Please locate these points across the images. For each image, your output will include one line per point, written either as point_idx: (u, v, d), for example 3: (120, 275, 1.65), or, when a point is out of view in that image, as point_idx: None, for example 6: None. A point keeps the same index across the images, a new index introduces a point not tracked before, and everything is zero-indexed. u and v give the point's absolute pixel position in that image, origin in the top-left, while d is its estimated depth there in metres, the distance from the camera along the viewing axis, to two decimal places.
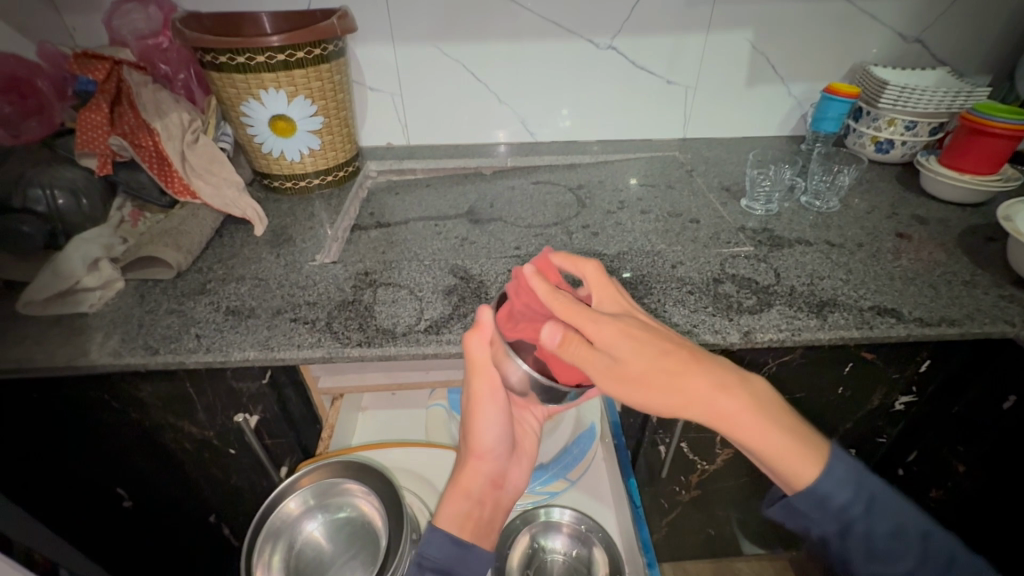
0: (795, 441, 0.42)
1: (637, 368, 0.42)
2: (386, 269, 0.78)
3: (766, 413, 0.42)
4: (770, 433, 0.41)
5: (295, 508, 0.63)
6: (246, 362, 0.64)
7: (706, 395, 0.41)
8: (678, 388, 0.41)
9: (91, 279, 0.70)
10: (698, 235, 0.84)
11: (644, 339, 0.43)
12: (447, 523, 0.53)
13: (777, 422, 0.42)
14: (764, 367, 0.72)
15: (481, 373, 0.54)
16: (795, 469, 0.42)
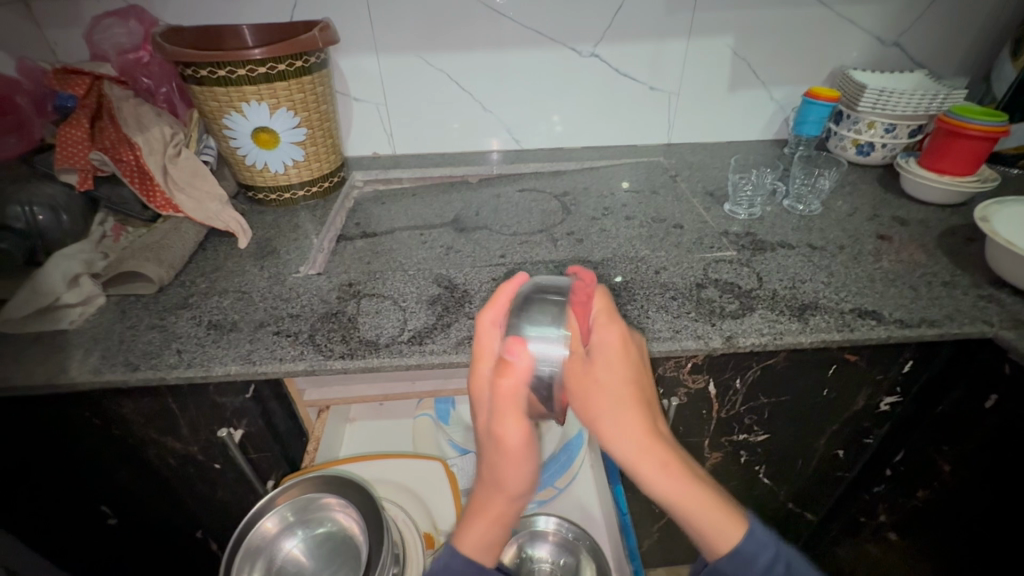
0: (710, 505, 0.46)
1: (604, 386, 0.49)
2: (370, 280, 0.78)
3: (684, 461, 0.48)
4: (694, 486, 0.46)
5: (272, 527, 0.62)
6: (228, 377, 0.63)
7: (625, 427, 0.47)
8: (608, 411, 0.48)
9: (71, 295, 0.70)
10: (682, 240, 0.84)
11: (625, 364, 0.50)
12: (468, 544, 0.50)
13: (698, 479, 0.48)
14: (749, 370, 0.72)
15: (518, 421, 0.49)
16: (713, 538, 0.46)
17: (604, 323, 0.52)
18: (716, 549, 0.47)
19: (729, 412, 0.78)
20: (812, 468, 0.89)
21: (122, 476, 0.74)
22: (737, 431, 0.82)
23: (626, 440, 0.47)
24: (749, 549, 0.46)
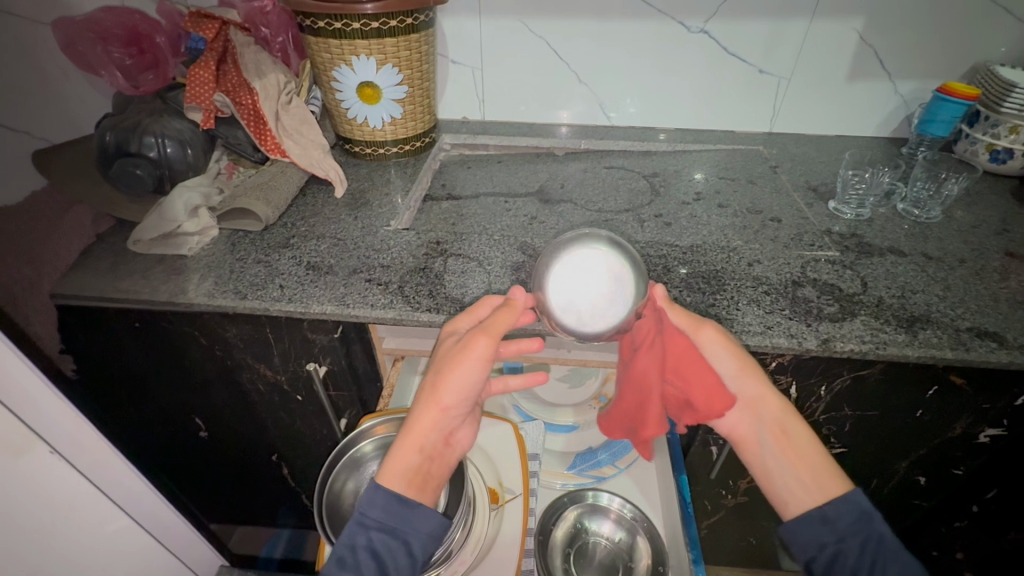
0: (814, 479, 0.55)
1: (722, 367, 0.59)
2: (456, 241, 0.80)
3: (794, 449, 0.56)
4: (796, 455, 0.56)
5: (368, 451, 0.67)
6: (323, 315, 0.67)
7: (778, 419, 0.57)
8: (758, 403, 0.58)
9: (191, 224, 0.76)
10: (779, 234, 0.80)
11: (734, 347, 0.59)
12: (391, 478, 0.51)
13: (798, 458, 0.56)
14: (838, 378, 0.69)
15: (491, 334, 0.53)
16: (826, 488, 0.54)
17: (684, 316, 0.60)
18: (823, 491, 0.54)
19: (808, 419, 0.75)
20: (886, 490, 0.84)
21: (220, 392, 0.82)
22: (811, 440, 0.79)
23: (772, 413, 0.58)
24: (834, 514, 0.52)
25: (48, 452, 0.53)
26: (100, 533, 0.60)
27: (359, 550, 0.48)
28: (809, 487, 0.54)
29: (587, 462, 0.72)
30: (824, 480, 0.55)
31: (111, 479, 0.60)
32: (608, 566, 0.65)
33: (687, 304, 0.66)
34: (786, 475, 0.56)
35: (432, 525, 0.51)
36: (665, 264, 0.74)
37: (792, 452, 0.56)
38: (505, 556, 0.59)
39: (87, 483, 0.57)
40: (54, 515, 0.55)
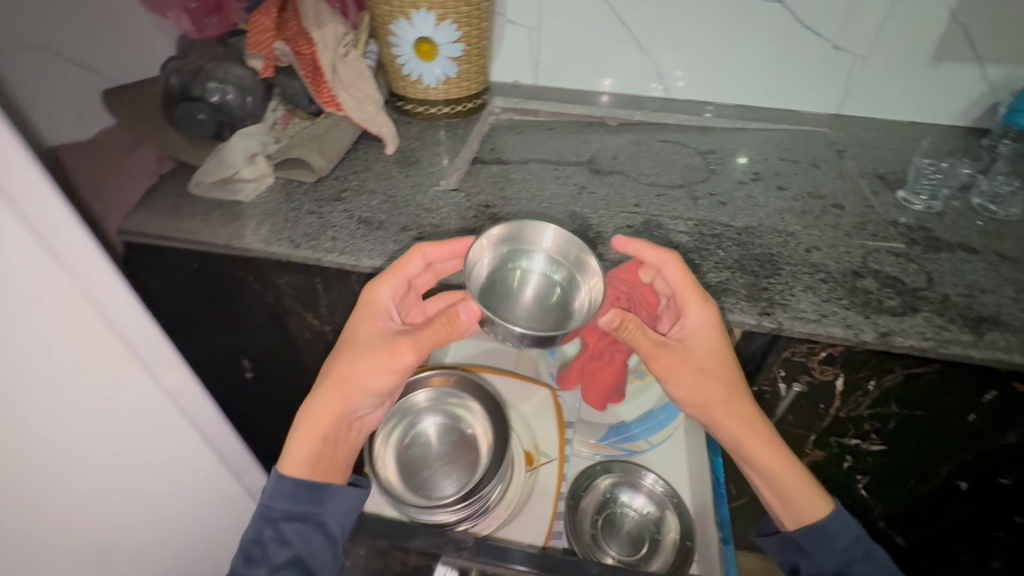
0: (794, 490, 0.59)
1: (684, 383, 0.60)
2: (505, 205, 0.79)
3: (774, 460, 0.59)
4: (777, 467, 0.59)
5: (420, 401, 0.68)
6: (374, 270, 0.68)
7: (742, 429, 0.60)
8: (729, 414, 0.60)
9: (248, 171, 0.78)
10: (841, 222, 0.76)
11: (717, 343, 0.60)
12: (292, 467, 0.57)
13: (774, 470, 0.59)
14: (890, 373, 0.67)
15: (413, 348, 0.57)
16: (803, 510, 0.58)
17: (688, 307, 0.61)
18: (800, 514, 0.58)
19: (850, 412, 0.74)
20: (922, 492, 0.82)
21: (268, 337, 0.85)
22: (850, 434, 0.77)
23: (737, 434, 0.60)
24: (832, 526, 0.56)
25: (133, 367, 0.52)
26: (177, 453, 0.60)
27: (268, 541, 0.52)
28: (785, 498, 0.59)
29: (620, 436, 0.72)
30: (811, 500, 0.58)
31: (190, 398, 0.59)
32: (634, 537, 0.66)
33: (739, 286, 0.64)
34: (766, 481, 0.60)
35: (347, 501, 0.55)
36: (717, 243, 0.72)
37: (774, 467, 0.59)
38: (537, 512, 0.61)
39: (166, 408, 0.57)
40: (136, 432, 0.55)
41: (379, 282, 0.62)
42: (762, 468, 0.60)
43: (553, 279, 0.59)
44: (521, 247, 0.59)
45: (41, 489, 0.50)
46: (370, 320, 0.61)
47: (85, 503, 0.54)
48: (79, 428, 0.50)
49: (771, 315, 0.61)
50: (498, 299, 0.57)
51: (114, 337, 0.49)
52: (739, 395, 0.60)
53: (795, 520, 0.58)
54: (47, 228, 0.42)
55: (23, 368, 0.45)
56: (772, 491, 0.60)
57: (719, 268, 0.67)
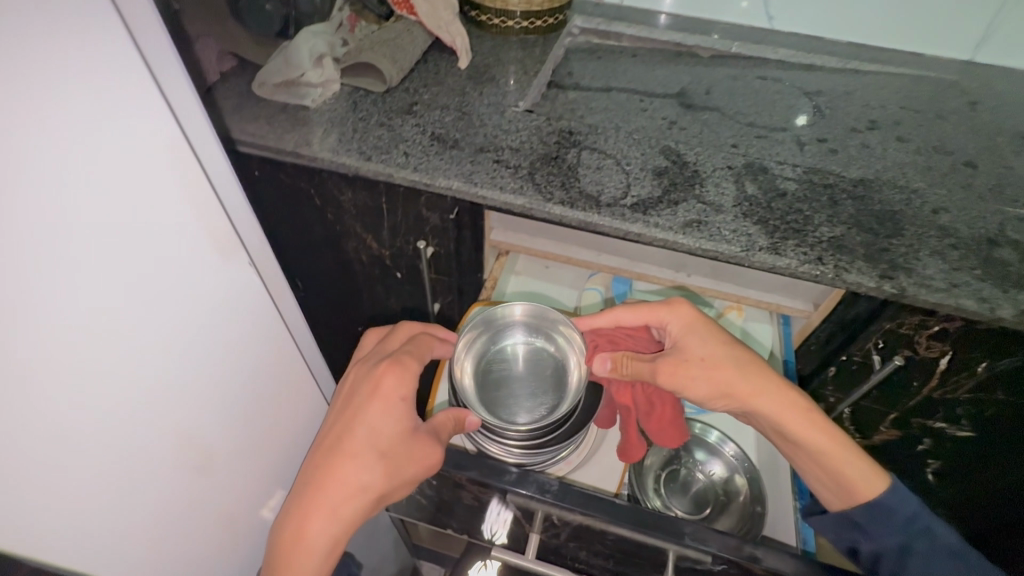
0: (846, 463, 0.48)
1: (688, 385, 0.52)
2: (590, 133, 0.71)
3: (811, 448, 0.49)
4: (821, 445, 0.49)
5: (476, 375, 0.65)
6: (448, 191, 0.63)
7: (779, 405, 0.50)
8: (754, 400, 0.51)
9: (315, 74, 0.72)
10: (974, 183, 0.67)
11: (711, 327, 0.54)
12: None
13: (819, 456, 0.49)
14: (1007, 358, 0.60)
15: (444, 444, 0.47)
16: (857, 489, 0.48)
17: (665, 309, 0.55)
18: (857, 496, 0.48)
19: (944, 394, 0.68)
20: None
21: (324, 257, 0.82)
22: (936, 417, 0.71)
23: (770, 419, 0.51)
24: (891, 502, 0.47)
25: (244, 263, 0.39)
26: (285, 383, 0.48)
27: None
28: (835, 479, 0.49)
29: None
30: (863, 470, 0.48)
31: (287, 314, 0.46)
32: (699, 500, 0.63)
33: (856, 245, 0.57)
34: (814, 473, 0.50)
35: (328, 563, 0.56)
36: (831, 194, 0.64)
37: (820, 455, 0.49)
38: (607, 466, 0.60)
39: (274, 331, 0.44)
40: (253, 365, 0.42)
41: (392, 361, 0.49)
42: (808, 459, 0.50)
43: (540, 348, 0.57)
44: (495, 331, 0.56)
45: (190, 448, 0.37)
46: (386, 407, 0.47)
47: (198, 471, 0.39)
48: (204, 332, 0.36)
49: (892, 279, 0.55)
50: (495, 382, 0.56)
51: (223, 220, 0.36)
52: (754, 376, 0.51)
53: (849, 497, 0.48)
54: (138, 31, 0.27)
55: (152, 269, 0.31)
56: (822, 473, 0.49)
57: (833, 222, 0.60)
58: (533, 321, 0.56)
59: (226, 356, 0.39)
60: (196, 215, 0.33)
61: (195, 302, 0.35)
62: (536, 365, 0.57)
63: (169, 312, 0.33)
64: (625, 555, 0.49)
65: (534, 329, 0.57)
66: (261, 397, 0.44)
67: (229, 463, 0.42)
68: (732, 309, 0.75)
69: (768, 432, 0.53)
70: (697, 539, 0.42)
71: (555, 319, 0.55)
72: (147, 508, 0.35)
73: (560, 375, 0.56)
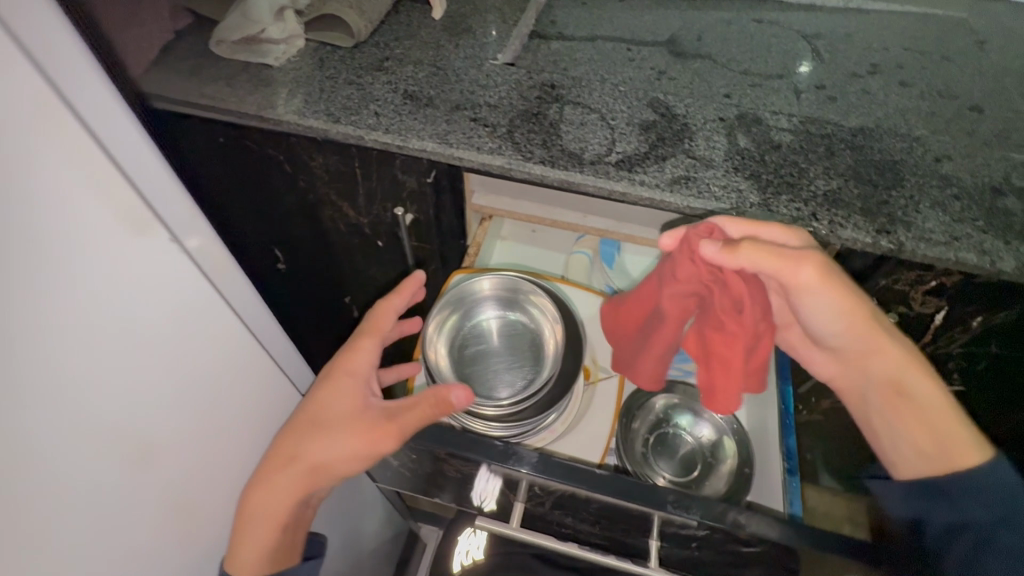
0: (949, 427, 0.49)
1: (829, 311, 0.48)
2: (573, 85, 0.67)
3: (925, 406, 0.49)
4: (932, 401, 0.49)
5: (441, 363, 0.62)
6: (423, 153, 0.59)
7: (894, 364, 0.49)
8: (874, 351, 0.50)
9: (276, 30, 0.66)
10: (979, 128, 0.63)
11: (832, 276, 0.50)
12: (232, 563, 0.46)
13: (926, 412, 0.49)
14: (1003, 311, 0.59)
15: (390, 429, 0.46)
16: (960, 456, 0.48)
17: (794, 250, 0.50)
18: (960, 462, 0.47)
19: (937, 348, 0.66)
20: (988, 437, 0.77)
21: (300, 227, 0.78)
22: (927, 372, 0.70)
23: (886, 366, 0.50)
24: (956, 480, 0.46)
25: (165, 239, 0.36)
26: (239, 362, 0.46)
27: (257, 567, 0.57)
28: (937, 441, 0.49)
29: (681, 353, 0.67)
30: (957, 437, 0.48)
31: (235, 293, 0.44)
32: (687, 461, 0.63)
33: (853, 199, 0.54)
34: (902, 430, 0.50)
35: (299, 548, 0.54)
36: (828, 145, 0.60)
37: (933, 414, 0.49)
38: (593, 433, 0.59)
39: (216, 310, 0.42)
40: (191, 345, 0.40)
41: (350, 345, 0.52)
42: (915, 411, 0.50)
43: (512, 320, 0.58)
44: (465, 308, 0.56)
45: (113, 433, 0.35)
46: (339, 385, 0.50)
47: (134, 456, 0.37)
48: (122, 314, 0.34)
49: (889, 234, 0.52)
50: (470, 360, 0.56)
51: (138, 198, 0.33)
52: (875, 339, 0.49)
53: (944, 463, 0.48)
54: None
55: (35, 244, 0.28)
56: (924, 432, 0.49)
57: (829, 174, 0.57)
58: (501, 292, 0.57)
59: (154, 338, 0.37)
60: (92, 184, 0.30)
61: (105, 279, 0.32)
62: (507, 334, 0.58)
63: (69, 291, 0.30)
64: (611, 521, 0.49)
65: (502, 301, 0.57)
66: (206, 380, 0.42)
67: (171, 446, 0.41)
68: None
69: (876, 386, 0.51)
70: (680, 507, 0.42)
71: (527, 291, 0.57)
72: (71, 491, 0.34)
73: (536, 342, 0.57)
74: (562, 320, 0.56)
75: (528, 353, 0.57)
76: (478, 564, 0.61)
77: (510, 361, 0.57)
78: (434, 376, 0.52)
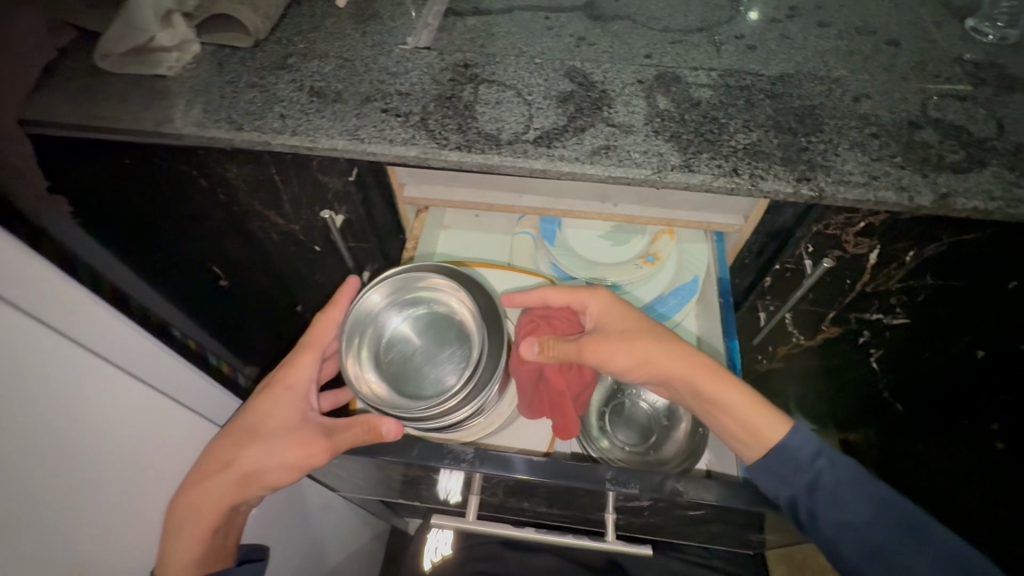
0: (755, 410, 0.50)
1: (611, 360, 0.52)
2: (487, 62, 0.64)
3: (725, 402, 0.51)
4: (729, 395, 0.51)
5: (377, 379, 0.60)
6: (335, 152, 0.57)
7: (687, 367, 0.52)
8: (665, 364, 0.52)
9: (167, 37, 0.62)
10: (896, 62, 0.63)
11: (623, 308, 0.56)
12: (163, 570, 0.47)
13: (728, 406, 0.51)
14: (930, 244, 0.60)
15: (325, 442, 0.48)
16: (764, 433, 0.50)
17: (587, 295, 0.57)
18: (766, 442, 0.50)
19: (877, 287, 0.67)
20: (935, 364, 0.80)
21: None
22: (872, 310, 0.70)
23: (683, 372, 0.52)
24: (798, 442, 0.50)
25: None
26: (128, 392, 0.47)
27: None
28: (745, 430, 0.51)
29: None
30: (764, 419, 0.50)
31: (97, 331, 0.44)
32: (645, 430, 0.63)
33: (774, 151, 0.54)
34: (724, 432, 0.53)
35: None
36: (747, 97, 0.59)
37: (734, 410, 0.51)
38: (542, 422, 0.60)
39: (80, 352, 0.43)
40: (70, 389, 0.41)
41: (292, 356, 0.54)
42: (721, 414, 0.51)
43: (423, 314, 0.55)
44: (370, 329, 0.52)
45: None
46: (278, 399, 0.52)
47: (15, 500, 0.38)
48: None
49: (810, 181, 0.52)
50: (404, 375, 0.52)
51: None
52: (664, 346, 0.53)
53: (757, 444, 0.50)
54: None
55: None
56: (731, 425, 0.51)
57: (749, 127, 0.56)
58: (396, 292, 0.53)
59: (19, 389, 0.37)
60: None
61: None
62: (423, 328, 0.54)
63: None
64: (564, 502, 0.49)
65: (399, 302, 0.54)
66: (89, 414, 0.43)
67: (70, 488, 0.42)
68: (665, 233, 0.74)
69: (687, 398, 0.54)
70: (618, 483, 0.43)
71: (415, 282, 0.53)
72: None
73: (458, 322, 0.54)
74: (461, 285, 0.53)
75: (456, 335, 0.54)
76: (447, 558, 0.61)
77: (444, 356, 0.53)
78: (377, 405, 0.48)
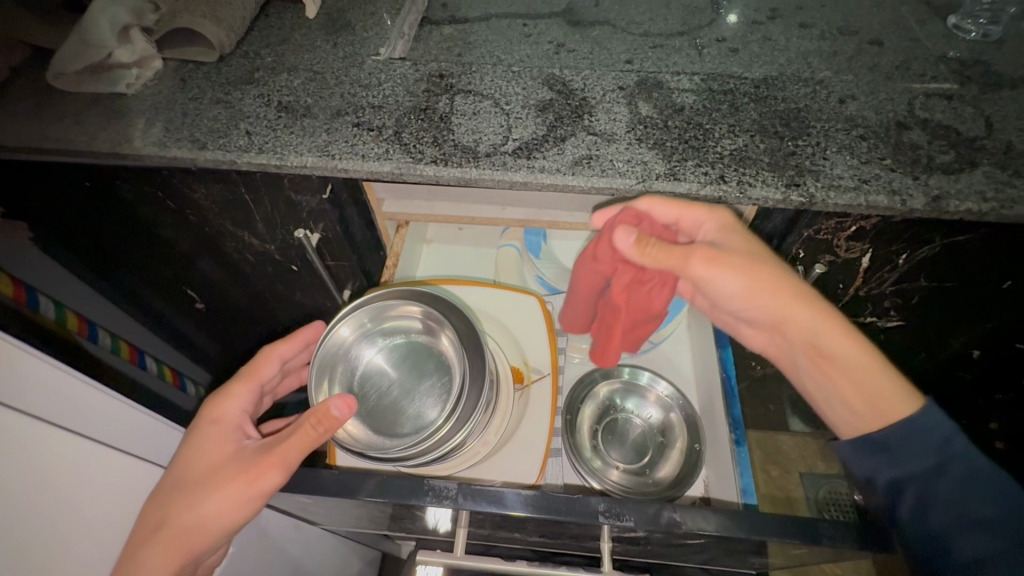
0: (887, 386, 0.46)
1: (725, 281, 0.48)
2: (462, 71, 0.62)
3: (842, 360, 0.47)
4: (857, 351, 0.46)
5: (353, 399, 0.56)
6: (304, 169, 0.54)
7: (815, 319, 0.47)
8: (789, 306, 0.47)
9: (125, 53, 0.59)
10: (880, 62, 0.62)
11: (740, 232, 0.50)
12: None
13: (851, 363, 0.46)
14: (923, 247, 0.58)
15: (268, 462, 0.45)
16: (894, 408, 0.45)
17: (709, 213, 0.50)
18: (894, 417, 0.45)
19: (871, 290, 0.65)
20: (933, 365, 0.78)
21: None
22: (867, 314, 0.69)
23: (808, 318, 0.47)
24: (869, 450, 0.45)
25: None
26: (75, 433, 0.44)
27: None
28: (864, 397, 0.46)
29: None
30: (888, 392, 0.46)
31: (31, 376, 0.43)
32: (639, 446, 0.62)
33: (760, 157, 0.52)
34: (832, 395, 0.48)
35: None
36: (731, 101, 0.57)
37: (858, 372, 0.46)
38: (533, 444, 0.57)
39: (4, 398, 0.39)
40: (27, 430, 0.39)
41: (222, 390, 0.52)
42: (840, 375, 0.47)
43: (397, 346, 0.52)
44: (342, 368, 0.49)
45: None
46: (209, 436, 0.49)
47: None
48: None
49: (800, 186, 0.50)
50: (385, 411, 0.50)
51: None
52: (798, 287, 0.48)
53: (875, 416, 0.46)
54: None
55: None
56: (851, 392, 0.47)
57: (734, 133, 0.54)
58: (368, 322, 0.51)
59: None
60: None
61: None
62: (400, 357, 0.52)
63: None
64: (557, 534, 0.47)
65: (370, 334, 0.51)
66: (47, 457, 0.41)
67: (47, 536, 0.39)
68: None
69: (800, 350, 0.49)
70: (612, 516, 0.42)
71: (385, 313, 0.51)
72: None
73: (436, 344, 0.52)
74: (431, 307, 0.51)
75: (434, 361, 0.52)
76: None
77: (426, 385, 0.51)
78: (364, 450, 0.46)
